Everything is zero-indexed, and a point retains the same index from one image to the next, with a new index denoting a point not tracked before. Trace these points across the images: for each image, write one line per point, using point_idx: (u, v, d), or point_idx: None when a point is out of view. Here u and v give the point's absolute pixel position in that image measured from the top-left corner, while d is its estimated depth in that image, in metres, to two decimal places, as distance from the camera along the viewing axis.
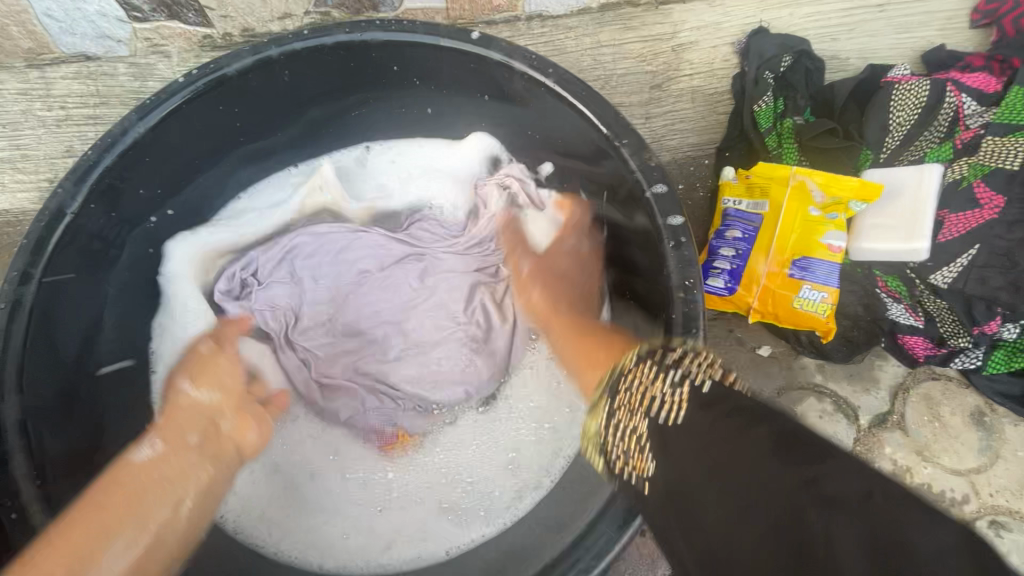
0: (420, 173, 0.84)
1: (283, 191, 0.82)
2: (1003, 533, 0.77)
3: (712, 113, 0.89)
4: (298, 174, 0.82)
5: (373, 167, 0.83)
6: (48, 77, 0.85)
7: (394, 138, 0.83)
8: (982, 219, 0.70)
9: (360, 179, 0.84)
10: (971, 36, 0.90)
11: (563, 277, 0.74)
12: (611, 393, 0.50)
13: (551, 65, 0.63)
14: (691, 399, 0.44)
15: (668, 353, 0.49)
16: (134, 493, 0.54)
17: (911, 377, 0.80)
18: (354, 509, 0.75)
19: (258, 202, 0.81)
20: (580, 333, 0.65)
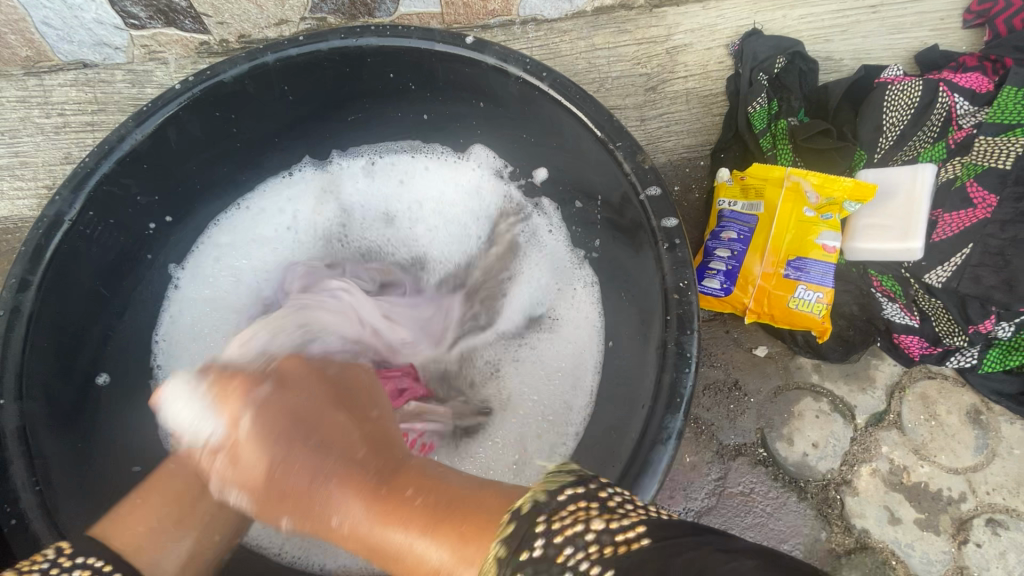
0: (419, 183, 0.84)
1: (284, 201, 0.82)
2: (1000, 532, 0.77)
3: (707, 115, 0.89)
4: (301, 183, 0.83)
5: (371, 175, 0.84)
6: (46, 84, 0.86)
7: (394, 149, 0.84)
8: (975, 218, 0.71)
9: (358, 188, 0.84)
10: (963, 36, 0.90)
11: (311, 427, 0.53)
12: (483, 570, 0.39)
13: (546, 69, 0.63)
14: (603, 557, 0.33)
15: (541, 497, 0.38)
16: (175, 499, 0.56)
17: (907, 375, 0.80)
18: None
19: (261, 212, 0.82)
20: (420, 522, 0.43)
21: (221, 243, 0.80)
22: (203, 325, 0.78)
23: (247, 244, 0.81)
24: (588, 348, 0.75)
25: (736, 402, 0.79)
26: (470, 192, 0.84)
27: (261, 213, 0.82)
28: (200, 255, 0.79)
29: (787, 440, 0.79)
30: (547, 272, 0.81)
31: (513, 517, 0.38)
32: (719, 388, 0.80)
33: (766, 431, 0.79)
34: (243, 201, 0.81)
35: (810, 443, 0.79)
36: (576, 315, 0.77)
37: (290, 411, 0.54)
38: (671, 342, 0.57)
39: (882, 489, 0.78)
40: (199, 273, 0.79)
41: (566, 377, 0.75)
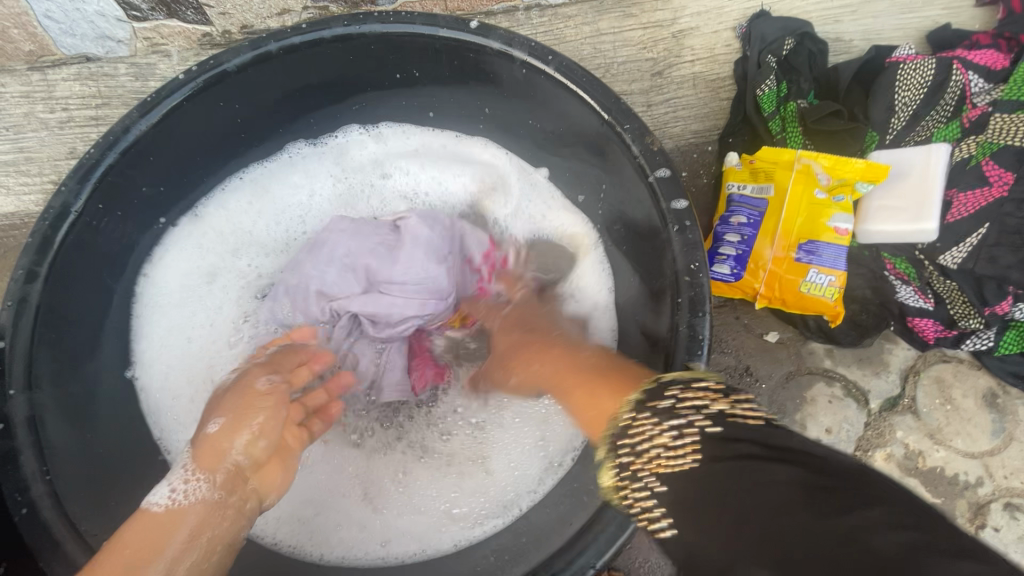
0: (438, 162, 0.82)
1: (305, 163, 0.80)
2: (1018, 516, 0.76)
3: (715, 99, 0.88)
4: (302, 160, 0.80)
5: (371, 157, 0.82)
6: (50, 79, 0.85)
7: (399, 128, 0.81)
8: (991, 197, 0.69)
9: (371, 176, 0.83)
10: (976, 14, 0.89)
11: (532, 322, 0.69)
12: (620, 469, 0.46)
13: (552, 52, 0.62)
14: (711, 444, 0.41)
15: (656, 399, 0.46)
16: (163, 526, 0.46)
17: (922, 359, 0.79)
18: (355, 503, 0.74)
19: (281, 173, 0.80)
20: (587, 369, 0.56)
21: (239, 202, 0.79)
22: (196, 297, 0.77)
23: (262, 213, 0.80)
24: (588, 292, 0.77)
25: (748, 388, 0.79)
26: (487, 170, 0.82)
27: (279, 193, 0.80)
28: (216, 219, 0.78)
29: (800, 426, 0.78)
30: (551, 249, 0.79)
31: (642, 398, 0.47)
32: (731, 374, 0.79)
33: (778, 417, 0.78)
34: (259, 166, 0.79)
35: (823, 428, 0.78)
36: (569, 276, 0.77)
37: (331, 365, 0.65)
38: (683, 326, 0.56)
39: (897, 474, 0.77)
40: (221, 238, 0.78)
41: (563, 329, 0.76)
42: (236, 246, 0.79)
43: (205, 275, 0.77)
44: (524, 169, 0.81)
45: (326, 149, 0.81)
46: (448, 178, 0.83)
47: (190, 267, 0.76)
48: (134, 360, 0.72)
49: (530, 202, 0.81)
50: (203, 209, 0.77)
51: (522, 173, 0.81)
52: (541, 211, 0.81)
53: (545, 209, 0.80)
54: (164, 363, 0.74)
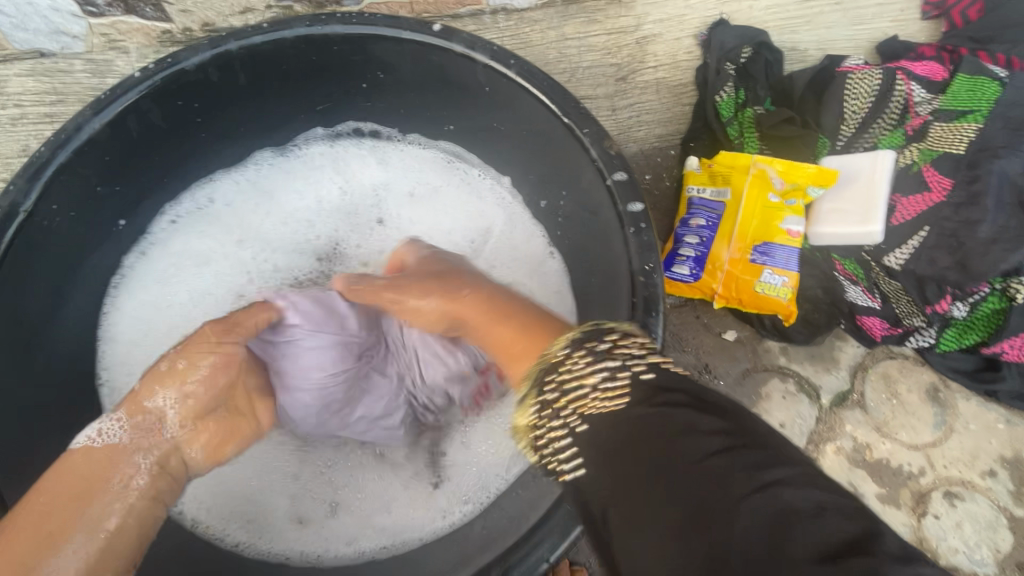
0: (420, 179, 0.84)
1: (297, 170, 0.83)
2: (957, 503, 0.80)
3: (677, 104, 0.90)
4: (311, 168, 0.83)
5: (376, 179, 0.85)
6: (2, 74, 0.83)
7: (394, 145, 0.83)
8: (930, 201, 0.72)
9: (364, 192, 0.85)
10: (921, 27, 0.93)
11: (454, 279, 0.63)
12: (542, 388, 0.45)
13: (514, 56, 0.63)
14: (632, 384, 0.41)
15: (596, 339, 0.46)
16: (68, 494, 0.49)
17: (870, 356, 0.83)
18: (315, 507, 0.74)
19: (272, 181, 0.82)
20: (496, 315, 0.56)
21: (228, 206, 0.81)
22: (180, 276, 0.78)
23: (246, 218, 0.81)
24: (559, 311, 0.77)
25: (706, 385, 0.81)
26: (465, 190, 0.83)
27: (274, 196, 0.82)
28: (200, 220, 0.79)
29: None
30: (527, 269, 0.80)
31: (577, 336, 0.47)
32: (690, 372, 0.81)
33: None
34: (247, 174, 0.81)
35: (777, 423, 0.81)
36: (544, 287, 0.78)
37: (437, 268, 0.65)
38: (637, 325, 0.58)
39: (846, 465, 0.80)
40: (192, 238, 0.79)
41: None
42: (210, 246, 0.80)
43: (192, 264, 0.79)
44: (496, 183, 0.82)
45: (317, 160, 0.83)
46: (427, 201, 0.85)
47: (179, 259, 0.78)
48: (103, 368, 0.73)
49: (503, 222, 0.82)
50: (168, 213, 0.77)
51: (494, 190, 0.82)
52: (514, 230, 0.81)
53: (517, 229, 0.81)
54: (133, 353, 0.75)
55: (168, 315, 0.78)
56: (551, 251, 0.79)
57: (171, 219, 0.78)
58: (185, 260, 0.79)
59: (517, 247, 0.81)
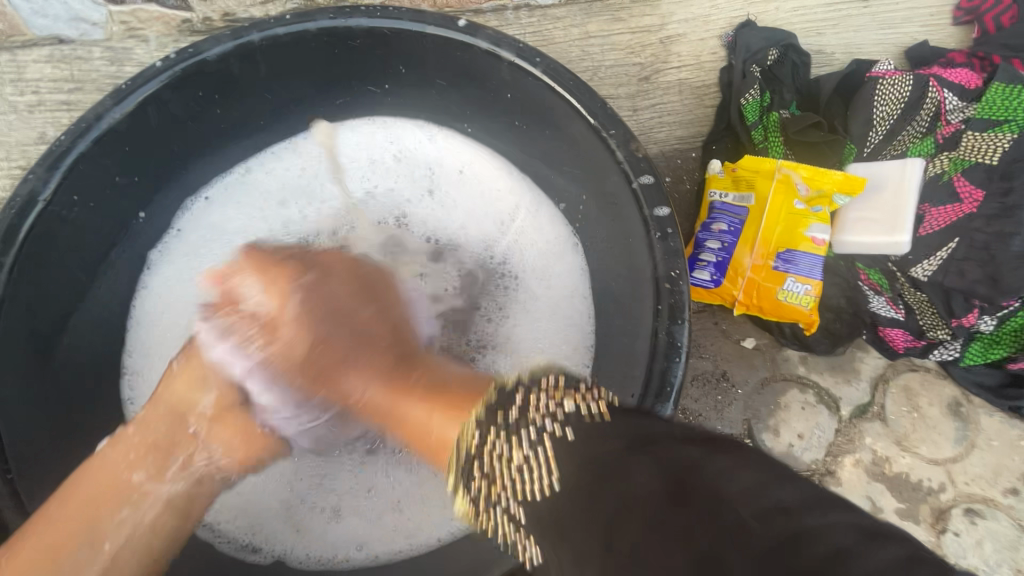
0: (461, 161, 0.80)
1: (338, 142, 0.80)
2: (978, 521, 0.79)
3: (700, 105, 0.88)
4: (359, 138, 0.80)
5: (427, 159, 0.81)
6: (20, 60, 0.82)
7: (441, 129, 0.80)
8: (961, 212, 0.72)
9: (410, 171, 0.81)
10: (954, 32, 0.91)
11: (342, 313, 0.65)
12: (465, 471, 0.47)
13: (539, 54, 0.62)
14: (559, 453, 0.41)
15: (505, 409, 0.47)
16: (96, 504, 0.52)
17: (891, 368, 0.82)
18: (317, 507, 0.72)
19: (310, 154, 0.79)
20: (436, 388, 0.58)
21: (265, 177, 0.78)
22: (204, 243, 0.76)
23: (280, 188, 0.79)
24: (578, 316, 0.75)
25: (724, 393, 0.80)
26: (504, 178, 0.79)
27: (312, 168, 0.80)
28: (236, 184, 0.77)
29: (773, 431, 0.79)
30: (555, 265, 0.77)
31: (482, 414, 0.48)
32: (708, 379, 0.80)
33: (752, 422, 0.80)
34: (286, 144, 0.78)
35: (795, 434, 0.80)
36: (564, 275, 0.77)
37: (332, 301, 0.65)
38: (662, 332, 0.57)
39: (864, 479, 0.79)
40: (210, 209, 0.76)
41: (557, 325, 0.76)
42: (234, 219, 0.77)
43: (232, 231, 0.77)
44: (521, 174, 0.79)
45: (363, 130, 0.80)
46: (471, 184, 0.81)
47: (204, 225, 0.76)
48: (128, 343, 0.73)
49: (537, 217, 0.78)
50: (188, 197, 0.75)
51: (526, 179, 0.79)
52: (545, 223, 0.78)
53: (547, 222, 0.78)
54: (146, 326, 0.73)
55: (197, 277, 0.76)
56: (577, 251, 0.76)
57: (216, 179, 0.76)
58: (205, 237, 0.76)
59: (543, 240, 0.78)
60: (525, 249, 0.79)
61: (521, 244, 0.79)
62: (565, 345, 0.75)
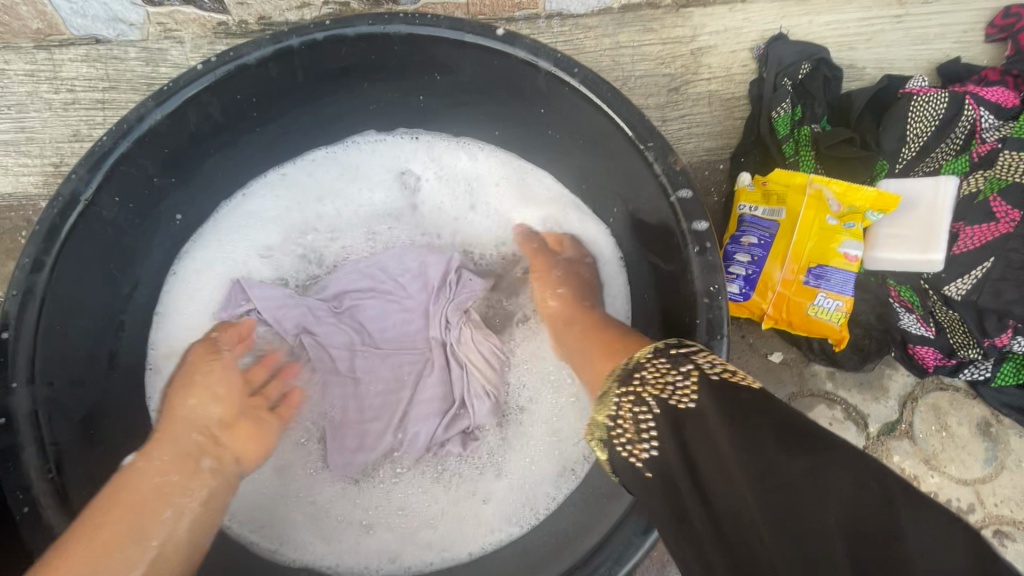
0: (499, 180, 0.82)
1: (376, 153, 0.82)
2: (1006, 543, 0.78)
3: (729, 117, 0.88)
4: (394, 149, 0.82)
5: (461, 171, 0.82)
6: (57, 58, 0.83)
7: (478, 143, 0.82)
8: (998, 232, 0.71)
9: (445, 186, 0.83)
10: (986, 49, 0.91)
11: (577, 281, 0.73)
12: (625, 378, 0.51)
13: (577, 65, 0.62)
14: (702, 384, 0.47)
15: (680, 346, 0.52)
16: (126, 508, 0.53)
17: (920, 386, 0.81)
18: (349, 521, 0.74)
19: (347, 162, 0.81)
20: (586, 333, 0.64)
21: (301, 181, 0.80)
22: (238, 242, 0.78)
23: (314, 193, 0.81)
24: None
25: None
26: (536, 198, 0.81)
27: (346, 180, 0.81)
28: (274, 186, 0.79)
29: None
30: None
31: (664, 345, 0.52)
32: None
33: None
34: (325, 149, 0.80)
35: None
36: (598, 307, 0.77)
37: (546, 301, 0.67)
38: (699, 346, 0.57)
39: None
40: (246, 212, 0.79)
41: None
42: (266, 223, 0.79)
43: (260, 226, 0.79)
44: (556, 194, 0.81)
45: (400, 142, 0.82)
46: (505, 204, 0.82)
47: (239, 226, 0.78)
48: (155, 339, 0.74)
49: (568, 242, 0.80)
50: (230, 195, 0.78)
51: (558, 199, 0.81)
52: (576, 248, 0.79)
53: (579, 247, 0.79)
54: (169, 320, 0.74)
55: (230, 264, 0.78)
56: (611, 275, 0.77)
57: (257, 179, 0.79)
58: (238, 239, 0.78)
59: None
60: None
61: None
62: None
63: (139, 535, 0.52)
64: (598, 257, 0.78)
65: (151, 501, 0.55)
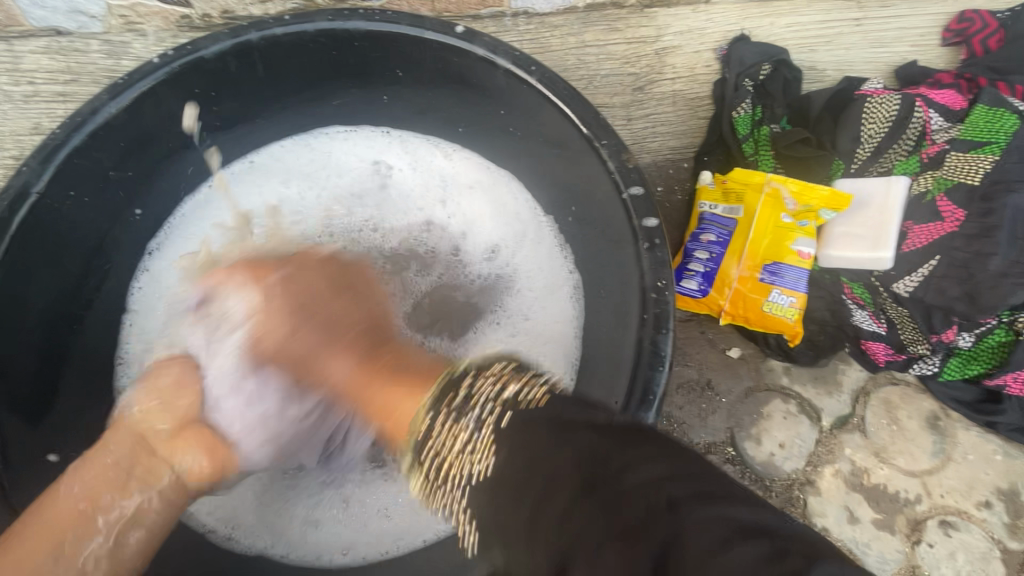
0: (469, 176, 0.82)
1: (348, 147, 0.82)
2: (952, 533, 0.80)
3: (692, 117, 0.90)
4: (364, 143, 0.82)
5: (431, 167, 0.82)
6: (17, 50, 0.83)
7: (448, 140, 0.82)
8: (942, 231, 0.74)
9: (415, 181, 0.83)
10: (942, 53, 0.93)
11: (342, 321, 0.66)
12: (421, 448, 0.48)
13: (534, 64, 0.63)
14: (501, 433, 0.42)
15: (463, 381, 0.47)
16: (78, 509, 0.54)
17: (872, 381, 0.83)
18: (298, 513, 0.74)
19: (317, 155, 0.81)
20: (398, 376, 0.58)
21: (269, 174, 0.80)
22: (207, 236, 0.77)
23: (283, 186, 0.81)
24: (565, 333, 0.76)
25: (708, 402, 0.81)
26: (504, 196, 0.81)
27: (315, 173, 0.81)
28: (241, 179, 0.79)
29: (756, 440, 0.81)
30: (546, 288, 0.78)
31: (442, 384, 0.49)
32: (693, 387, 0.81)
33: (735, 431, 0.81)
34: (294, 142, 0.80)
35: (777, 443, 0.81)
36: (552, 308, 0.77)
37: (302, 296, 0.67)
38: (647, 340, 0.58)
39: (843, 489, 0.81)
40: (212, 206, 0.78)
41: (538, 346, 0.77)
42: (233, 217, 0.79)
43: (227, 221, 0.78)
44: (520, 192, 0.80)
45: (371, 136, 0.82)
46: (472, 201, 0.82)
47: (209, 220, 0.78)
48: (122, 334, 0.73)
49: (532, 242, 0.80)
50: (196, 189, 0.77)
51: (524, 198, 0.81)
52: (540, 247, 0.79)
53: (541, 247, 0.79)
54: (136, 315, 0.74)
55: (198, 254, 0.77)
56: (572, 271, 0.77)
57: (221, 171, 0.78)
58: (203, 233, 0.77)
59: (535, 263, 0.79)
60: (518, 272, 0.80)
61: (514, 265, 0.80)
62: (543, 363, 0.76)
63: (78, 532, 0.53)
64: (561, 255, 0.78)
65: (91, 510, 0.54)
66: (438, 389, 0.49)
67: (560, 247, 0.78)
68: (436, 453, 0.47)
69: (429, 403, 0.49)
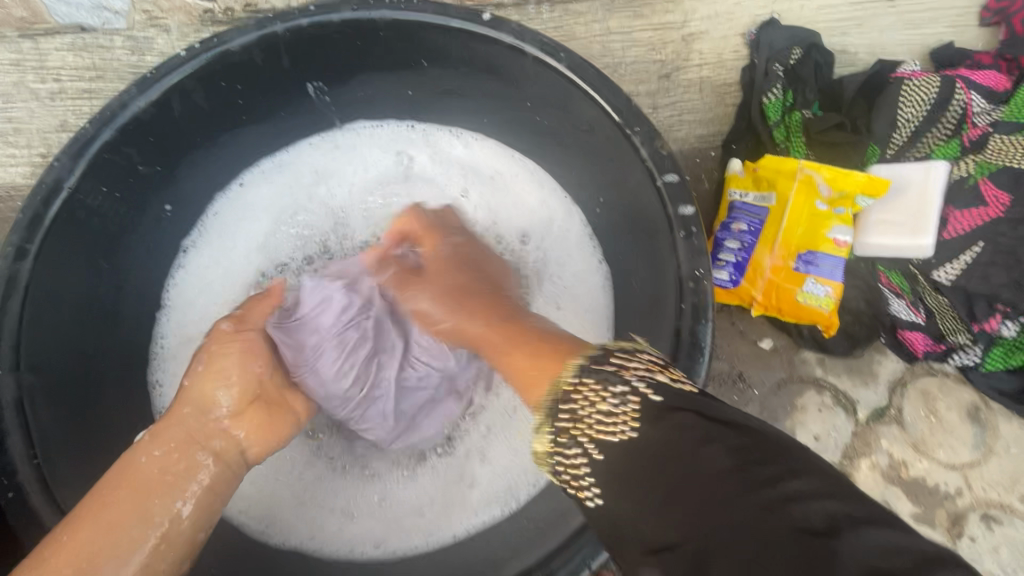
0: (499, 167, 0.82)
1: (375, 141, 0.82)
2: (994, 527, 0.79)
3: (720, 104, 0.87)
4: (390, 138, 0.82)
5: (459, 159, 0.82)
6: (42, 47, 0.83)
7: (474, 132, 0.81)
8: (986, 216, 0.72)
9: (440, 173, 0.82)
10: (979, 34, 0.90)
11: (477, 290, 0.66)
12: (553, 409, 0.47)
13: (563, 49, 0.62)
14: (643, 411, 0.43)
15: (601, 361, 0.47)
16: (138, 494, 0.52)
17: (909, 372, 0.81)
18: (331, 508, 0.74)
19: (344, 149, 0.81)
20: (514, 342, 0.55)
21: (295, 170, 0.80)
22: (238, 231, 0.79)
23: (309, 182, 0.80)
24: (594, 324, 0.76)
25: (741, 394, 0.80)
26: (532, 188, 0.81)
27: (341, 167, 0.81)
28: (268, 175, 0.79)
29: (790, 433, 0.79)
30: (574, 279, 0.78)
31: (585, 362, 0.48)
32: (724, 379, 0.80)
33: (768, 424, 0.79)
34: (321, 136, 0.80)
35: (811, 435, 0.79)
36: (578, 298, 0.77)
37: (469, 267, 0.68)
38: (685, 331, 0.57)
39: (880, 482, 0.79)
40: (240, 202, 0.79)
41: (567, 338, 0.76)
42: (260, 213, 0.79)
43: (255, 216, 0.79)
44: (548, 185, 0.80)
45: (397, 129, 0.82)
46: (500, 193, 0.82)
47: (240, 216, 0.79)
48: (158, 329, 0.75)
49: (559, 234, 0.79)
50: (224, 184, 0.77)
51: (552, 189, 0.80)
52: (567, 239, 0.79)
53: (569, 238, 0.79)
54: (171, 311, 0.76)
55: (227, 250, 0.78)
56: (600, 261, 0.77)
57: (249, 168, 0.78)
58: (231, 230, 0.79)
59: (563, 255, 0.79)
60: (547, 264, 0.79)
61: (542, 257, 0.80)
62: None
63: (141, 518, 0.52)
64: (588, 245, 0.78)
65: (158, 487, 0.54)
66: (572, 374, 0.47)
67: (589, 239, 0.78)
68: (561, 426, 0.46)
69: (561, 384, 0.47)
